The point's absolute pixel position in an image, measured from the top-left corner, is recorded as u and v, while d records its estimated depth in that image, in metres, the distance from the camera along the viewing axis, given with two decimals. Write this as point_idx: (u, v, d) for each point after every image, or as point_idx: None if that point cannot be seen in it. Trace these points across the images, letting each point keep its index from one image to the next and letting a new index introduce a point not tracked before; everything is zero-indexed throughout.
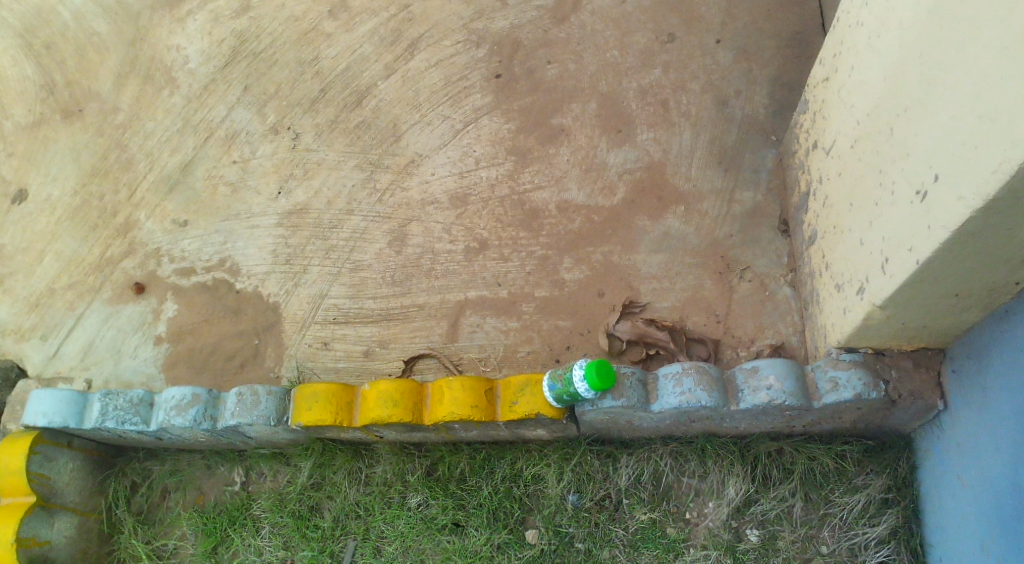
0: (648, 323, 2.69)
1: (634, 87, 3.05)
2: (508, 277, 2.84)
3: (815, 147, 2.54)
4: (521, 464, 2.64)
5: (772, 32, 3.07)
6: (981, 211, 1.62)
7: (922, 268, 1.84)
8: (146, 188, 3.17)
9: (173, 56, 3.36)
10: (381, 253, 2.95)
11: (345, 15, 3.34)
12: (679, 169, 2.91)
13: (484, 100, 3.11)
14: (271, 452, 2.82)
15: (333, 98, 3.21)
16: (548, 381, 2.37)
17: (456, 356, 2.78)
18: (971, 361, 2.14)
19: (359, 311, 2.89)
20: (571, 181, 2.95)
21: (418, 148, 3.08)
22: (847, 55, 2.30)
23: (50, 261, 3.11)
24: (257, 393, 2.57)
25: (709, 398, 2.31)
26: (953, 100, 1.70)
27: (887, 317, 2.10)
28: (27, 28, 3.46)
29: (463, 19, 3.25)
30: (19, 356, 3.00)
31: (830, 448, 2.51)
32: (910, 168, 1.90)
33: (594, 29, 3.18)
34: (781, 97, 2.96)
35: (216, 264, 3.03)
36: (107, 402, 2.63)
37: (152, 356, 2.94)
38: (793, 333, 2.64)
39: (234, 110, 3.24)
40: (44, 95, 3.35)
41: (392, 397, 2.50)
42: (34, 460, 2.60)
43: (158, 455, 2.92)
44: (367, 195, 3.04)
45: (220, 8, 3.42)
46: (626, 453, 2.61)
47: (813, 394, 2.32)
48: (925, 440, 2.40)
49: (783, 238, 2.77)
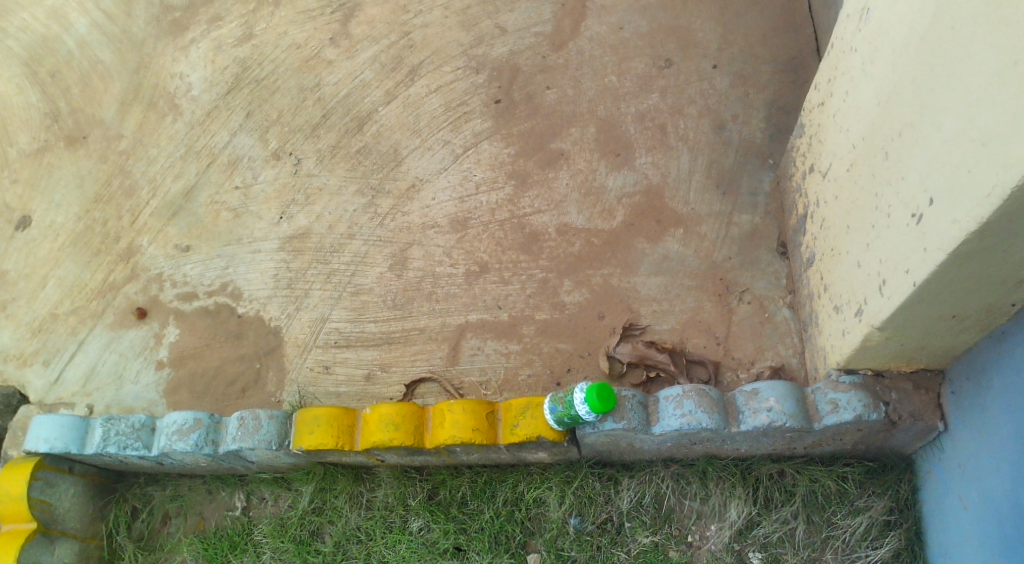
0: (648, 345, 2.71)
1: (633, 111, 3.09)
2: (508, 300, 2.86)
3: (812, 171, 2.58)
4: (523, 487, 2.64)
5: (768, 58, 3.12)
6: (975, 234, 1.65)
7: (919, 289, 1.86)
8: (149, 214, 3.20)
9: (176, 83, 3.40)
10: (382, 276, 2.97)
11: (347, 42, 3.38)
12: (677, 192, 2.94)
13: (484, 126, 3.15)
14: (272, 476, 2.81)
15: (334, 124, 3.25)
16: (549, 404, 2.38)
17: (457, 379, 2.79)
18: (970, 382, 2.16)
19: (360, 335, 2.90)
20: (570, 205, 2.97)
21: (418, 173, 3.11)
22: (842, 79, 2.34)
23: (53, 287, 3.12)
24: (258, 418, 2.58)
25: (710, 419, 2.32)
26: (946, 124, 1.73)
27: (886, 339, 2.12)
28: (33, 57, 3.51)
29: (462, 45, 3.30)
30: (20, 382, 3.01)
31: (831, 470, 2.51)
32: (905, 192, 1.92)
33: (592, 55, 3.22)
34: (777, 121, 3.00)
35: (218, 289, 3.04)
36: (109, 427, 2.64)
37: (154, 381, 2.95)
38: (793, 355, 2.65)
39: (236, 136, 3.28)
40: (49, 123, 3.39)
41: (393, 420, 2.51)
42: (34, 486, 2.59)
43: (159, 480, 2.91)
44: (368, 219, 3.07)
45: (223, 36, 3.47)
46: (627, 476, 2.61)
47: (814, 415, 2.33)
48: (927, 462, 2.41)
49: (782, 260, 2.79)
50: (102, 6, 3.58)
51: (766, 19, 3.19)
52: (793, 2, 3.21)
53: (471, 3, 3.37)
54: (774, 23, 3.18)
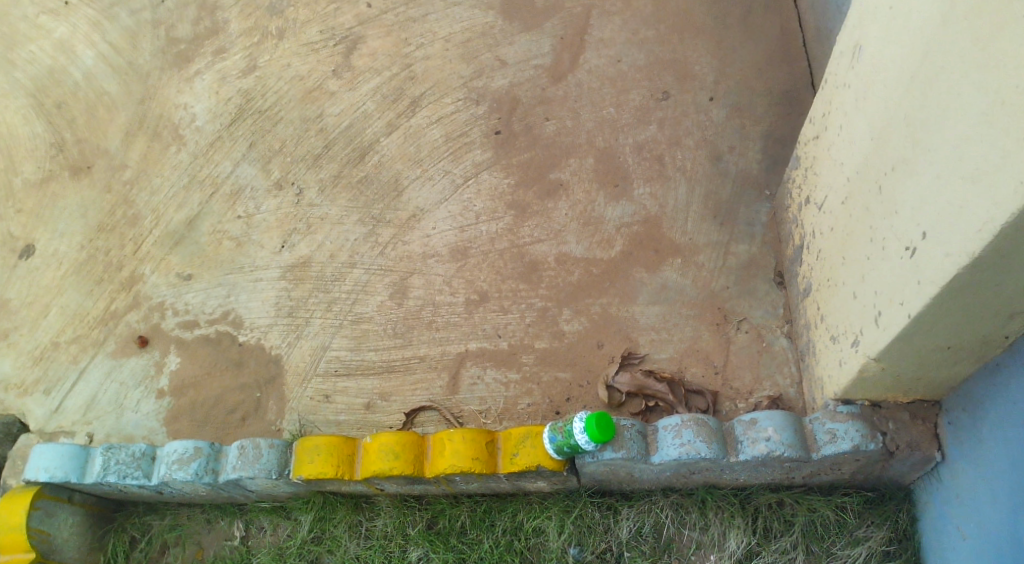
0: (647, 374, 2.73)
1: (631, 142, 3.14)
2: (508, 328, 2.88)
3: (807, 202, 2.61)
4: (522, 517, 2.64)
5: (763, 90, 3.17)
6: (967, 269, 1.67)
7: (914, 322, 1.88)
8: (152, 243, 3.23)
9: (181, 114, 3.45)
10: (382, 305, 3.00)
11: (349, 73, 3.44)
12: (675, 222, 2.97)
13: (484, 156, 3.19)
14: (271, 506, 2.81)
15: (336, 154, 3.29)
16: (548, 433, 2.39)
17: (457, 408, 2.80)
18: (966, 413, 2.18)
19: (361, 363, 2.92)
20: (569, 234, 3.01)
21: (419, 203, 3.15)
22: (836, 114, 2.38)
23: (55, 315, 3.14)
24: (258, 447, 2.58)
25: (709, 449, 2.33)
26: (938, 161, 1.76)
27: (882, 370, 2.14)
28: (40, 88, 3.56)
29: (463, 77, 3.35)
30: (21, 410, 3.02)
31: (829, 500, 2.52)
32: (899, 225, 1.95)
33: (591, 87, 3.28)
34: (773, 153, 3.05)
35: (219, 317, 3.06)
36: (109, 456, 2.64)
37: (154, 410, 2.96)
38: (791, 385, 2.67)
39: (239, 166, 3.32)
40: (54, 153, 3.43)
41: (394, 450, 2.51)
42: (34, 516, 2.59)
43: (158, 509, 2.90)
44: (369, 248, 3.10)
45: (227, 68, 3.53)
46: (626, 505, 2.61)
47: (812, 445, 2.34)
48: (925, 492, 2.42)
49: (779, 290, 2.82)
50: (108, 38, 3.64)
51: (761, 53, 3.25)
52: (787, 36, 3.27)
53: (472, 36, 3.44)
54: (769, 56, 3.24)
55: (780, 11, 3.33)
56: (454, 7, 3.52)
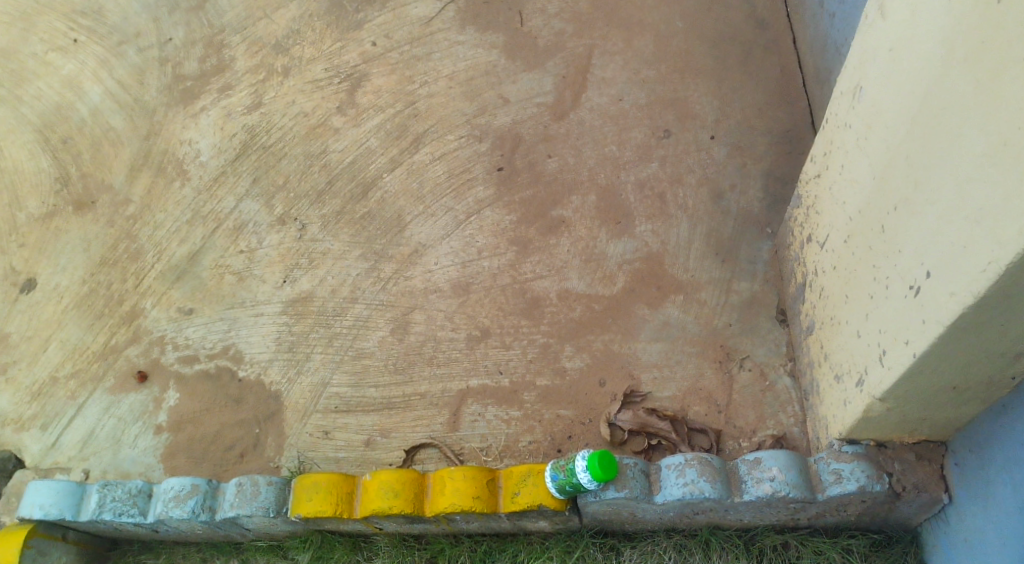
0: (649, 412, 2.71)
1: (633, 180, 3.16)
2: (510, 365, 2.87)
3: (810, 240, 2.62)
4: (523, 557, 2.59)
5: (764, 129, 3.21)
6: (972, 308, 1.66)
7: (919, 361, 1.87)
8: (154, 277, 3.23)
9: (185, 149, 3.48)
10: (383, 341, 2.99)
11: (353, 110, 3.48)
12: (676, 259, 2.98)
13: (487, 193, 3.21)
14: (268, 544, 2.76)
15: (339, 190, 3.31)
16: (551, 472, 2.36)
17: (457, 446, 2.77)
18: (973, 453, 2.15)
19: (361, 400, 2.89)
20: (571, 271, 3.01)
21: (421, 239, 3.16)
22: (837, 153, 2.40)
23: (54, 350, 3.13)
24: (257, 484, 2.55)
25: (713, 489, 2.30)
26: (941, 201, 1.77)
27: (887, 410, 2.12)
28: (46, 124, 3.60)
29: (466, 115, 3.39)
30: (17, 446, 2.98)
31: (835, 542, 2.48)
32: (903, 264, 1.95)
33: (593, 125, 3.31)
34: (774, 191, 3.07)
35: (219, 352, 3.05)
36: (105, 493, 2.61)
37: (152, 446, 2.93)
38: (794, 424, 2.65)
39: (242, 202, 3.33)
40: (58, 187, 3.45)
41: (393, 487, 2.48)
42: (27, 554, 2.54)
43: (153, 548, 2.85)
44: (371, 283, 3.10)
45: (232, 104, 3.56)
46: (629, 546, 2.57)
47: (817, 486, 2.31)
48: (933, 534, 2.39)
49: (781, 327, 2.82)
50: (115, 74, 3.69)
51: (761, 92, 3.29)
52: (786, 77, 3.32)
53: (475, 75, 3.48)
54: (769, 96, 3.28)
55: (779, 52, 3.38)
56: (458, 45, 3.57)
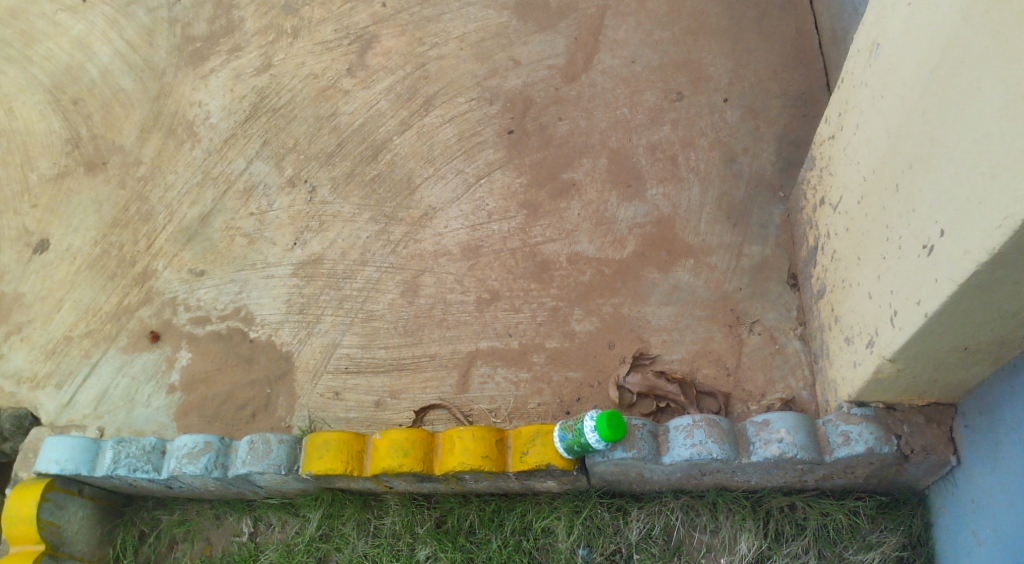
0: (657, 375, 2.71)
1: (645, 144, 3.13)
2: (519, 328, 2.87)
3: (822, 203, 2.60)
4: (531, 516, 2.62)
5: (778, 92, 3.17)
6: (986, 266, 1.64)
7: (930, 320, 1.86)
8: (166, 238, 3.24)
9: (196, 111, 3.47)
10: (393, 303, 2.99)
11: (363, 73, 3.45)
12: (687, 223, 2.96)
13: (497, 155, 3.20)
14: (280, 502, 2.79)
15: (349, 152, 3.31)
16: (559, 432, 2.38)
17: (467, 407, 2.79)
18: (983, 416, 2.15)
19: (371, 361, 2.91)
20: (581, 234, 3.00)
21: (431, 201, 3.15)
22: (852, 114, 2.37)
23: (68, 310, 3.16)
24: (268, 442, 2.57)
25: (721, 450, 2.30)
26: (957, 157, 1.74)
27: (897, 371, 2.12)
28: (56, 85, 3.59)
29: (476, 77, 3.36)
30: (33, 404, 3.03)
31: (842, 504, 2.50)
32: (917, 223, 1.93)
33: (604, 87, 3.27)
34: (788, 155, 3.03)
35: (230, 313, 3.07)
36: (120, 449, 2.64)
37: (165, 405, 2.96)
38: (804, 388, 2.65)
39: (252, 164, 3.33)
40: (69, 149, 3.46)
41: (403, 446, 2.50)
42: (45, 507, 2.60)
43: (167, 504, 2.90)
44: (381, 246, 3.10)
45: (242, 66, 3.55)
46: (636, 506, 2.59)
47: (825, 448, 2.31)
48: (940, 497, 2.40)
49: (792, 292, 2.81)
50: (124, 35, 3.67)
51: (776, 55, 3.25)
52: (802, 38, 3.27)
53: (485, 36, 3.45)
54: (784, 59, 3.23)
55: (795, 14, 3.33)
56: (469, 7, 3.53)
